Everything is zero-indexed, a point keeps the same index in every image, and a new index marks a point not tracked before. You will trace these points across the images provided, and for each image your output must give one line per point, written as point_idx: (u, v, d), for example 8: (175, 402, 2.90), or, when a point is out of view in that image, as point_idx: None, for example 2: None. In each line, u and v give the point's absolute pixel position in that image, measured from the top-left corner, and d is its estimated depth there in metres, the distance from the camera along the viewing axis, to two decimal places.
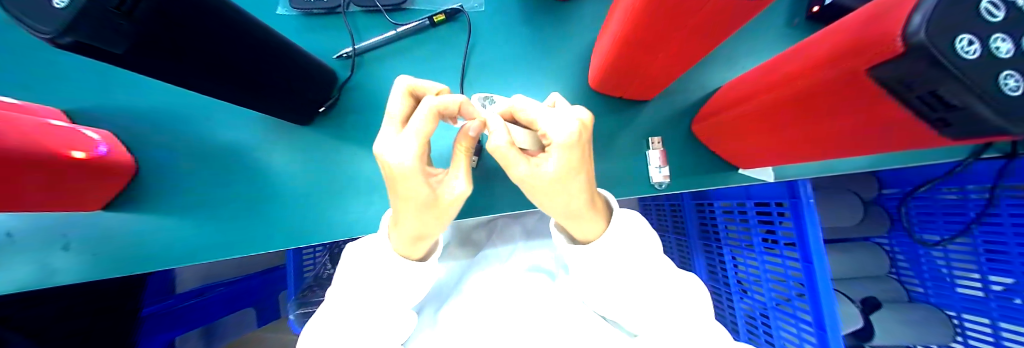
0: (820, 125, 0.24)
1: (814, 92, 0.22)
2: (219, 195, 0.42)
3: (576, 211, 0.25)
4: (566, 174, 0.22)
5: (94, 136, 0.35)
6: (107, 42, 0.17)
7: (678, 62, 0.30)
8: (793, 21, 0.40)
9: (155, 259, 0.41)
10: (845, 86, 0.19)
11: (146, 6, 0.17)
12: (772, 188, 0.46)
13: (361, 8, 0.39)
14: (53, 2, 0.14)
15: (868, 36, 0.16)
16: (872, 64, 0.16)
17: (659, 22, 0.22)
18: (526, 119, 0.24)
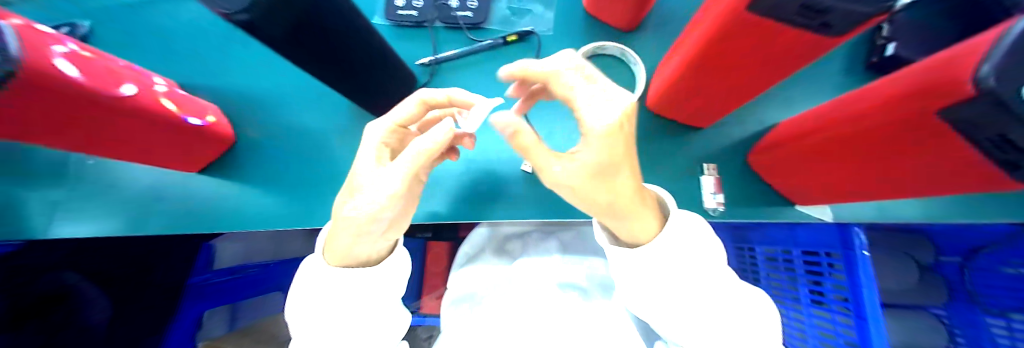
0: (888, 162, 0.24)
1: (880, 129, 0.22)
2: (295, 174, 0.48)
3: (627, 205, 0.21)
4: (603, 159, 0.20)
5: (204, 107, 0.41)
6: (263, 25, 0.21)
7: (738, 91, 0.31)
8: (850, 69, 0.42)
9: (228, 221, 0.46)
10: (912, 127, 0.20)
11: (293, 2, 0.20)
12: (822, 232, 0.37)
13: (444, 24, 0.44)
14: None
15: (941, 76, 0.17)
16: (943, 103, 0.17)
17: (732, 50, 0.24)
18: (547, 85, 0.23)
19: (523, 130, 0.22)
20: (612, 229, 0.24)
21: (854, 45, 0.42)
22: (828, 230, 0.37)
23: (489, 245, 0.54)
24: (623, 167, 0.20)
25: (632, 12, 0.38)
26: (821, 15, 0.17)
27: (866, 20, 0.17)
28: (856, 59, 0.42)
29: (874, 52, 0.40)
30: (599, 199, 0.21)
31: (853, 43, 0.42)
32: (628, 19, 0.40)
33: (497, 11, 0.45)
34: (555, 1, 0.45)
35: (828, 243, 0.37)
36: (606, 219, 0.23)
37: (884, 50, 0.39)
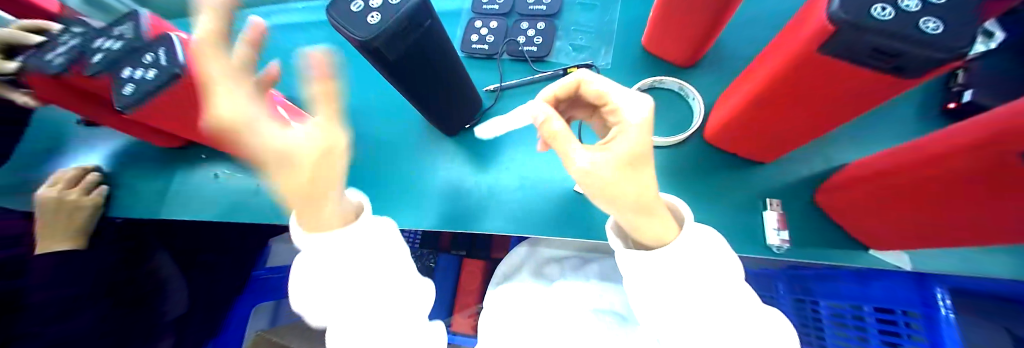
0: (983, 209, 0.22)
1: (963, 174, 0.21)
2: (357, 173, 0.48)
3: (650, 203, 0.24)
4: (635, 152, 0.23)
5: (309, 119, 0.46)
6: (385, 50, 0.26)
7: (805, 126, 0.31)
8: (924, 113, 0.41)
9: (290, 215, 0.47)
10: (998, 171, 0.19)
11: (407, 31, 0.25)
12: (900, 293, 0.43)
13: (511, 57, 0.50)
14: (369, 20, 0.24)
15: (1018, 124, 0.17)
16: None
17: (795, 89, 0.25)
18: (595, 92, 0.26)
19: (565, 135, 0.23)
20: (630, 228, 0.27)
21: (924, 91, 0.41)
22: (904, 291, 0.43)
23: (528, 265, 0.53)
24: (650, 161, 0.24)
25: (691, 50, 0.41)
26: (891, 57, 0.17)
27: (939, 67, 0.17)
28: (928, 105, 0.41)
29: (951, 98, 0.39)
30: (628, 193, 0.23)
31: (924, 89, 0.42)
32: (688, 55, 0.42)
33: (559, 47, 0.50)
34: (614, 40, 0.49)
35: (904, 302, 0.43)
36: (629, 215, 0.25)
37: (962, 96, 0.38)
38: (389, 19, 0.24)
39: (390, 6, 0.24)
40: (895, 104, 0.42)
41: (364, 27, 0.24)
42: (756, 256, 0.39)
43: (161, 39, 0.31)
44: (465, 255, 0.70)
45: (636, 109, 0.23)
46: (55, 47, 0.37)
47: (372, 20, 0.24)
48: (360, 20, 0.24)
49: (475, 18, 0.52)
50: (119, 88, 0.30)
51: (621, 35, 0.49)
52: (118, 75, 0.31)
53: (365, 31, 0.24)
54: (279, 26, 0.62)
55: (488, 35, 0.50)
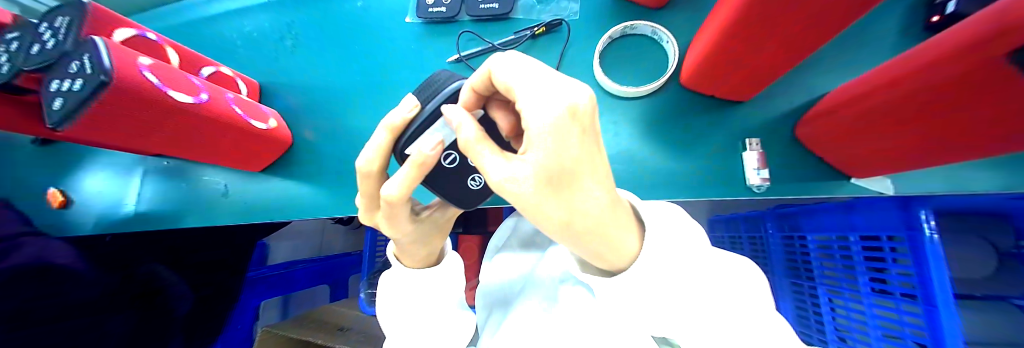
0: (956, 123, 0.21)
1: (939, 89, 0.20)
2: (324, 162, 0.46)
3: (602, 223, 0.14)
4: (553, 166, 0.12)
5: (267, 112, 0.43)
6: (471, 198, 0.24)
7: (783, 58, 0.29)
8: (910, 27, 0.38)
9: (257, 212, 0.46)
10: (974, 81, 0.17)
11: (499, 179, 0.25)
12: (887, 218, 0.41)
13: (472, 17, 0.46)
14: (470, 184, 0.24)
15: (1002, 22, 0.15)
16: (1009, 50, 0.14)
17: (764, 19, 0.23)
18: (503, 88, 0.15)
19: (476, 146, 0.15)
20: (585, 250, 0.17)
21: (910, 4, 0.38)
22: (891, 216, 0.41)
23: (518, 237, 0.50)
24: (589, 172, 0.13)
25: None
26: None
27: None
28: (915, 17, 0.38)
29: (934, 11, 0.35)
30: (554, 219, 0.14)
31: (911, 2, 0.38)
32: None
33: (522, 3, 0.46)
34: None
35: (890, 227, 0.41)
36: (585, 241, 0.16)
37: (944, 9, 0.34)
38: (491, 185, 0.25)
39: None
40: (879, 24, 0.39)
41: (469, 196, 0.24)
42: (738, 197, 0.39)
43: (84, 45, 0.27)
44: (461, 232, 0.71)
45: (545, 94, 0.12)
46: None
47: (475, 186, 0.24)
48: (461, 187, 0.24)
49: None
50: (48, 103, 0.27)
51: None
52: (47, 87, 0.28)
53: (468, 198, 0.25)
54: (222, 12, 0.54)
55: None
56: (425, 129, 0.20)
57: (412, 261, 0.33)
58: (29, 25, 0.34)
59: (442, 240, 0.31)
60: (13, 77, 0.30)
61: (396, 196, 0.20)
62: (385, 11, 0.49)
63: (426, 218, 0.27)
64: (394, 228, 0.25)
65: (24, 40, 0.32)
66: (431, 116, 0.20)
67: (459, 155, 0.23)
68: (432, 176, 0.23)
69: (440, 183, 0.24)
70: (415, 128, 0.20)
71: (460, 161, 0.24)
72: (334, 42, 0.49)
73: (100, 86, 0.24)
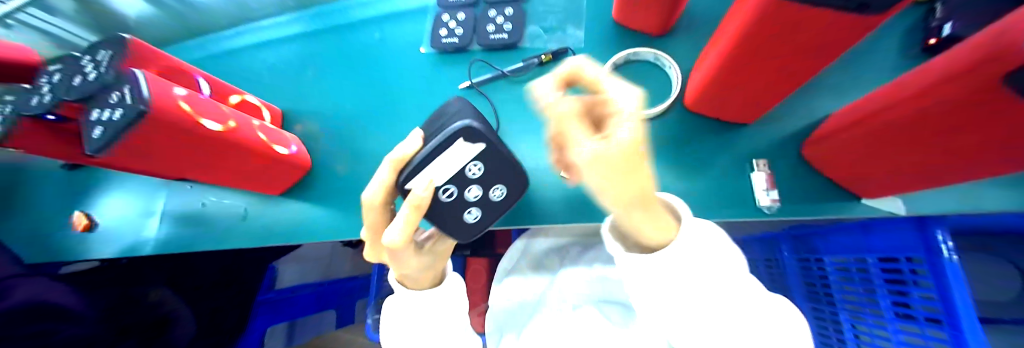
0: (963, 143, 0.21)
1: (940, 111, 0.21)
2: (338, 184, 0.47)
3: (648, 205, 0.18)
4: (640, 153, 0.15)
5: (288, 137, 0.45)
6: (468, 229, 0.28)
7: (784, 82, 0.30)
8: (909, 51, 0.39)
9: (268, 235, 0.46)
10: (976, 105, 0.18)
11: (492, 213, 0.28)
12: (902, 238, 0.40)
13: (482, 47, 0.48)
14: (467, 218, 0.28)
15: (988, 50, 0.16)
16: (1003, 76, 0.15)
17: (763, 46, 0.24)
18: (589, 77, 0.20)
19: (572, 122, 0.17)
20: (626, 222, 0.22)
21: (904, 30, 0.40)
22: (907, 236, 0.40)
23: (527, 260, 0.51)
24: (651, 170, 0.17)
25: (663, 19, 0.39)
26: None
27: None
28: (913, 42, 0.40)
29: (931, 34, 0.37)
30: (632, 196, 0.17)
31: (906, 26, 0.40)
32: (659, 23, 0.41)
33: (530, 32, 0.48)
34: (583, 17, 0.48)
35: (907, 248, 0.40)
36: (632, 213, 0.20)
37: (942, 32, 0.35)
38: (487, 219, 0.28)
39: (487, 206, 0.28)
40: (877, 49, 0.40)
41: (465, 228, 0.28)
42: (748, 218, 0.40)
43: (126, 76, 0.29)
44: (468, 254, 0.70)
45: (624, 90, 0.17)
46: (36, 90, 0.35)
47: (472, 219, 0.28)
48: (459, 220, 0.27)
49: (442, 12, 0.51)
50: (87, 131, 0.29)
51: (592, 9, 0.48)
52: (88, 116, 0.30)
53: (464, 230, 0.28)
54: (247, 45, 0.58)
55: (457, 28, 0.49)
56: (420, 169, 0.24)
57: (417, 283, 0.33)
58: (71, 57, 0.36)
59: (444, 262, 0.33)
60: (54, 107, 0.32)
61: (398, 240, 0.24)
62: (401, 42, 0.52)
63: (430, 247, 0.31)
64: (398, 262, 0.28)
65: (67, 71, 0.35)
66: (430, 157, 0.24)
67: (456, 190, 0.26)
68: (434, 211, 0.26)
69: (440, 217, 0.27)
70: (415, 168, 0.24)
71: (460, 198, 0.27)
72: (351, 71, 0.52)
73: (138, 115, 0.26)
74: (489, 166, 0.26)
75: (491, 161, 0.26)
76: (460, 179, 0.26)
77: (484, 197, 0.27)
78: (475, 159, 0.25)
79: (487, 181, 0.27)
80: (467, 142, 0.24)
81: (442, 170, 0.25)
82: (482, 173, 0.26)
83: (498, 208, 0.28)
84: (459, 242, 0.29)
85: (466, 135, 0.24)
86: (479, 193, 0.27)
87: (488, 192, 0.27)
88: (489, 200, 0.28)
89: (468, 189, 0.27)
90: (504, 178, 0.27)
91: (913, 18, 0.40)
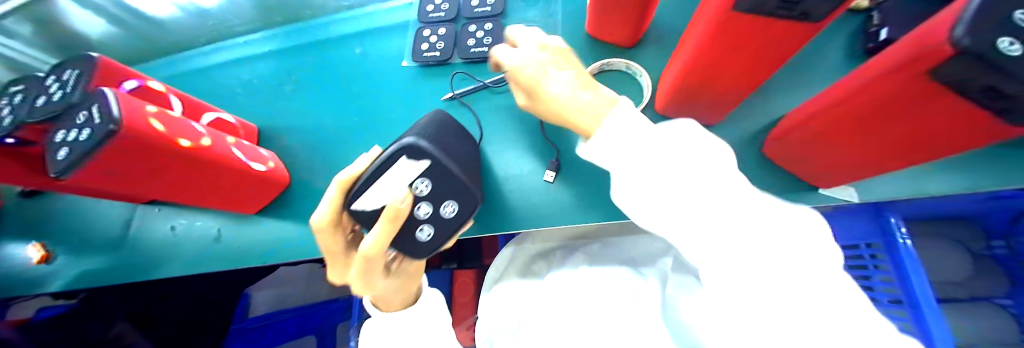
0: (899, 132, 0.24)
1: (877, 104, 0.23)
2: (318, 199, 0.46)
3: (553, 109, 0.29)
4: (521, 83, 0.29)
5: (266, 153, 0.44)
6: (422, 247, 0.28)
7: (745, 84, 0.32)
8: (852, 55, 0.44)
9: (242, 257, 0.44)
10: (910, 96, 0.20)
11: (445, 232, 0.29)
12: (861, 227, 0.48)
13: (464, 59, 0.49)
14: (420, 236, 0.28)
15: (920, 45, 0.18)
16: (933, 67, 0.17)
17: (723, 52, 0.27)
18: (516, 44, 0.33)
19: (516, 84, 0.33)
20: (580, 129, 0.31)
21: (845, 37, 0.44)
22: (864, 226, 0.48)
23: (514, 265, 0.53)
24: (537, 82, 0.28)
25: (633, 30, 0.42)
26: (796, 6, 0.19)
27: (841, 4, 0.19)
28: (854, 48, 0.44)
29: (870, 40, 0.41)
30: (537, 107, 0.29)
31: (847, 33, 0.45)
32: (629, 35, 0.43)
33: None
34: (560, 28, 0.50)
35: (867, 236, 0.48)
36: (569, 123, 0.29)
37: (880, 36, 0.40)
38: (440, 237, 0.28)
39: (440, 223, 0.28)
40: (825, 54, 0.45)
41: (419, 247, 0.28)
42: None
43: (95, 94, 0.28)
44: (456, 266, 0.70)
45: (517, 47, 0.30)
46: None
47: (425, 237, 0.28)
48: (412, 238, 0.28)
49: (424, 27, 0.52)
50: (52, 152, 0.28)
51: (568, 21, 0.50)
52: (52, 138, 0.28)
53: (419, 250, 0.28)
54: (223, 62, 0.57)
55: (438, 42, 0.50)
56: (372, 182, 0.26)
57: (388, 304, 0.33)
58: (33, 77, 0.35)
59: (415, 282, 0.33)
60: (15, 129, 0.31)
61: (372, 249, 0.23)
62: (384, 57, 0.52)
63: (397, 268, 0.30)
64: (366, 285, 0.26)
65: (28, 91, 0.33)
66: (376, 174, 0.26)
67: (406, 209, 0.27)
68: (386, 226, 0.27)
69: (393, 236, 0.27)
70: (364, 183, 0.26)
71: (410, 215, 0.27)
72: (332, 86, 0.52)
73: (109, 134, 0.26)
74: (438, 182, 0.28)
75: (438, 177, 0.28)
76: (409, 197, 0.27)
77: (435, 213, 0.28)
78: (421, 176, 0.27)
79: (436, 199, 0.28)
80: (411, 158, 0.27)
81: (388, 187, 0.26)
82: (430, 189, 0.28)
83: (451, 225, 0.29)
84: (416, 261, 0.29)
85: (410, 151, 0.27)
86: (430, 210, 0.28)
87: (439, 208, 0.28)
88: (441, 217, 0.28)
89: (418, 207, 0.28)
90: (455, 194, 0.28)
91: (853, 27, 0.45)
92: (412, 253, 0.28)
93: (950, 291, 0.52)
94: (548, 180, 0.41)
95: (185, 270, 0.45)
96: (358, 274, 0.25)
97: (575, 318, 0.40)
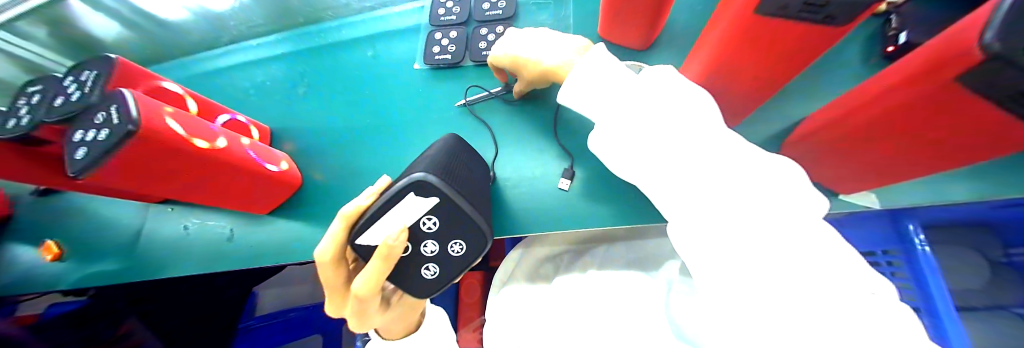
0: (925, 140, 0.23)
1: (902, 109, 0.23)
2: (327, 201, 0.46)
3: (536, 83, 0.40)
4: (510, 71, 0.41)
5: (278, 155, 0.44)
6: (424, 286, 0.26)
7: (765, 88, 0.32)
8: (869, 59, 0.43)
9: (251, 258, 0.44)
10: (936, 102, 0.20)
11: (451, 271, 0.26)
12: (878, 233, 0.47)
13: (474, 62, 0.49)
14: (424, 273, 0.25)
15: (948, 50, 0.17)
16: (961, 71, 0.17)
17: (743, 56, 0.26)
18: None
19: None
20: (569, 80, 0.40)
21: (863, 41, 0.44)
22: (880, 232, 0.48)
23: (523, 269, 0.51)
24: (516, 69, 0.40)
25: (645, 33, 0.42)
26: (819, 10, 0.18)
27: (866, 9, 0.19)
28: (872, 51, 0.43)
29: (889, 43, 0.41)
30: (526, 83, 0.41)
31: (864, 37, 0.44)
32: (642, 38, 0.43)
33: None
34: (571, 32, 0.50)
35: (885, 242, 0.47)
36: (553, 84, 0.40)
37: (899, 39, 0.39)
38: (447, 274, 0.26)
39: (446, 262, 0.25)
40: (842, 57, 0.44)
41: (424, 284, 0.26)
42: None
43: (113, 95, 0.29)
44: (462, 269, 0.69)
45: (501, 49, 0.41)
46: (14, 112, 0.34)
47: (430, 276, 0.25)
48: (416, 275, 0.25)
49: (435, 30, 0.52)
50: (69, 152, 0.28)
51: (580, 25, 0.50)
52: (70, 138, 0.29)
53: (423, 287, 0.26)
54: (236, 63, 0.58)
55: (449, 45, 0.50)
56: (374, 220, 0.23)
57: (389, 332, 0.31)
58: (51, 77, 0.35)
59: (417, 311, 0.31)
60: (33, 129, 0.31)
61: (363, 288, 0.21)
62: (395, 59, 0.53)
63: (397, 301, 0.28)
64: (362, 322, 0.25)
65: (46, 91, 0.34)
66: (379, 212, 0.23)
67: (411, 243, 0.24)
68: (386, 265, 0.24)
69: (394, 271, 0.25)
70: (367, 218, 0.23)
71: (413, 252, 0.24)
72: (343, 88, 0.52)
73: (127, 135, 0.26)
74: (448, 223, 0.24)
75: (446, 213, 0.24)
76: (414, 234, 0.24)
77: (442, 252, 0.25)
78: (428, 214, 0.24)
79: (444, 237, 0.24)
80: (418, 196, 0.23)
81: (390, 223, 0.23)
82: (438, 227, 0.24)
83: (458, 265, 0.25)
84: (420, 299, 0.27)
85: (419, 188, 0.23)
86: (436, 249, 0.25)
87: (446, 247, 0.25)
88: (449, 256, 0.25)
89: (424, 244, 0.25)
90: (464, 232, 0.25)
91: (872, 30, 0.44)
92: (414, 291, 0.26)
93: (971, 300, 0.50)
94: (563, 188, 0.41)
95: (194, 270, 0.45)
96: (354, 312, 0.24)
97: (581, 322, 0.40)
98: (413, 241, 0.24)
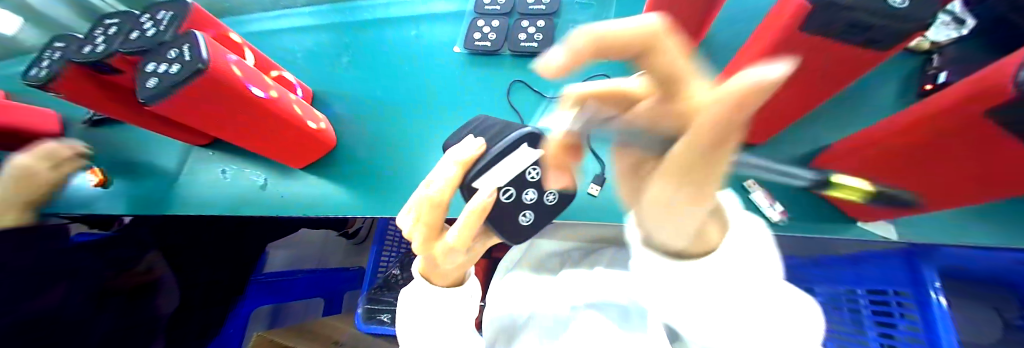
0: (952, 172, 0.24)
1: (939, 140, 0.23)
2: (358, 166, 0.47)
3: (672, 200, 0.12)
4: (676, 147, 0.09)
5: (319, 116, 0.47)
6: (524, 231, 0.30)
7: (796, 108, 0.33)
8: (905, 95, 0.43)
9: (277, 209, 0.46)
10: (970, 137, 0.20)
11: (542, 219, 0.30)
12: (892, 272, 0.47)
13: (512, 52, 0.51)
14: (521, 219, 0.29)
15: (981, 85, 0.18)
16: (991, 107, 0.18)
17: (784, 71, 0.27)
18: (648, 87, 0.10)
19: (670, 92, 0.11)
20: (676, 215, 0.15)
21: (902, 76, 0.44)
22: (894, 271, 0.47)
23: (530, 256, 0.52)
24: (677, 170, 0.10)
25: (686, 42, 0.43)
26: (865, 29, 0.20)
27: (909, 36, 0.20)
28: (908, 87, 0.44)
29: (926, 81, 0.41)
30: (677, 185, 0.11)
31: (901, 73, 0.44)
32: None
33: (559, 43, 0.51)
34: None
35: (896, 282, 0.46)
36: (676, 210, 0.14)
37: (937, 78, 0.40)
38: (538, 220, 0.30)
39: (541, 209, 0.29)
40: (877, 90, 0.44)
41: (521, 228, 0.29)
42: None
43: (187, 35, 0.31)
44: None
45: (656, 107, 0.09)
46: (90, 40, 0.37)
47: (527, 221, 0.29)
48: (516, 220, 0.29)
49: (479, 17, 0.54)
50: (142, 81, 0.31)
51: None
52: (143, 68, 0.31)
53: (519, 232, 0.30)
54: (287, 27, 0.61)
55: (490, 33, 0.52)
56: (491, 166, 0.26)
57: (443, 281, 0.31)
58: (127, 13, 0.38)
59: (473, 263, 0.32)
60: (108, 57, 0.34)
61: (456, 240, 0.25)
62: (436, 41, 0.55)
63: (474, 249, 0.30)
64: (444, 260, 0.27)
65: (124, 25, 0.36)
66: (492, 163, 0.26)
67: (515, 190, 0.27)
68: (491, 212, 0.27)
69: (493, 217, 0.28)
70: (485, 165, 0.26)
71: (517, 199, 0.28)
72: (385, 63, 0.54)
73: (198, 72, 0.28)
74: None
75: None
76: (520, 182, 0.27)
77: (539, 200, 0.29)
78: (533, 164, 0.27)
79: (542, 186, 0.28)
80: (531, 147, 0.27)
81: (508, 168, 0.26)
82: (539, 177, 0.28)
83: (550, 211, 0.30)
84: (513, 243, 0.30)
85: (532, 140, 0.27)
86: (535, 196, 0.28)
87: (542, 196, 0.29)
88: (542, 204, 0.29)
89: (525, 192, 0.28)
90: None
91: (911, 66, 0.44)
92: (510, 235, 0.30)
93: None
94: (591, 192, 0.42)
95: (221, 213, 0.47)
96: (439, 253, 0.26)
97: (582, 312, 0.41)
98: (516, 189, 0.27)
